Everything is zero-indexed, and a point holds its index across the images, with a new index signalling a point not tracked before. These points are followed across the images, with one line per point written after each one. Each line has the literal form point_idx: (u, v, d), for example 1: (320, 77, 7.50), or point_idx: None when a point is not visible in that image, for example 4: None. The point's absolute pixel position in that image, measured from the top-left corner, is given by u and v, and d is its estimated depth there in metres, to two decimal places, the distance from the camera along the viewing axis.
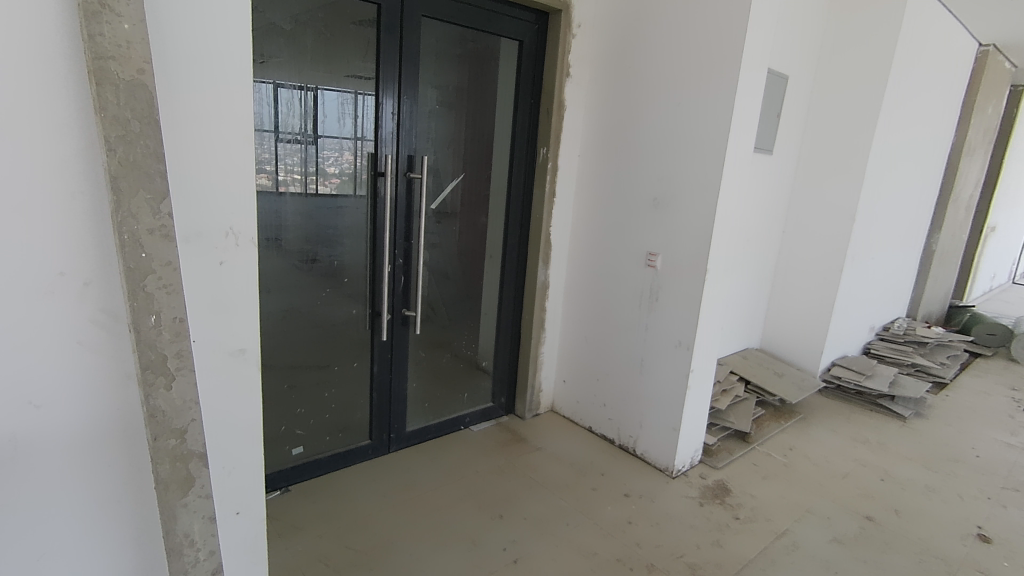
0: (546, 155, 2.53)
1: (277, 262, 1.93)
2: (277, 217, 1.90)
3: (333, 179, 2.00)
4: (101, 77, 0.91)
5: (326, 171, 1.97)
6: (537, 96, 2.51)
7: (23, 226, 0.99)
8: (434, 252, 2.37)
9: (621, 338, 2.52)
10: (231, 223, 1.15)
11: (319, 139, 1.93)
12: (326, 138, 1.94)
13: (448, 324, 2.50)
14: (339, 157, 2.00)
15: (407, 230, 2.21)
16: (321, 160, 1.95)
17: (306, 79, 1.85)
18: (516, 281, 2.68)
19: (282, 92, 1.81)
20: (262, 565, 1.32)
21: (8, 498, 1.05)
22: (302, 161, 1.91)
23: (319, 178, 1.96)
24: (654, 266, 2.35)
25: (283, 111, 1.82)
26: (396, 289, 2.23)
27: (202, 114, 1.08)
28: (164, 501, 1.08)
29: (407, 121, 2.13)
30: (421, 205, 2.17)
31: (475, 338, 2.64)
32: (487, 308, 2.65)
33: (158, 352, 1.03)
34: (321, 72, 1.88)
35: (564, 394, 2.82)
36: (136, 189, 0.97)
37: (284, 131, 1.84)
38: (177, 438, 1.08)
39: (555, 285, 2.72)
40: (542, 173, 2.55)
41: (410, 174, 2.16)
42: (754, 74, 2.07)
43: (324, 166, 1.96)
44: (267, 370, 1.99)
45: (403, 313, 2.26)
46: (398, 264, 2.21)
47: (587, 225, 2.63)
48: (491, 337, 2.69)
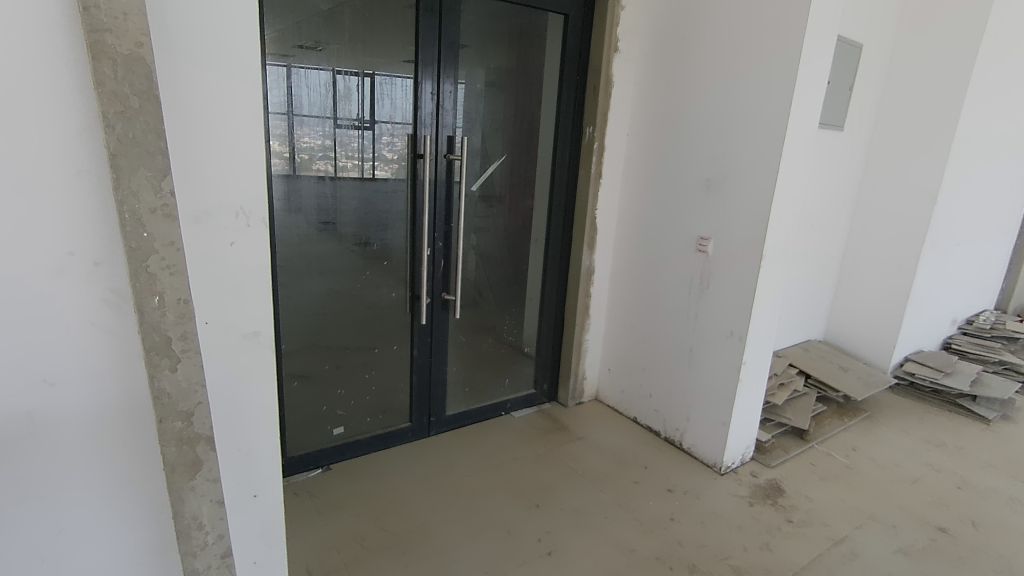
0: (592, 135, 2.42)
1: (334, 247, 1.97)
2: (332, 201, 1.93)
3: (394, 164, 2.04)
4: (99, 51, 0.93)
5: (384, 156, 2.01)
6: (583, 73, 2.40)
7: (31, 207, 1.02)
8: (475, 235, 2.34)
9: (669, 327, 2.40)
10: (241, 203, 1.14)
11: (376, 124, 1.96)
12: (384, 124, 1.98)
13: (490, 309, 2.46)
14: (378, 139, 1.98)
15: (448, 212, 2.18)
16: (379, 145, 1.99)
17: (362, 65, 1.88)
18: (560, 265, 2.60)
19: (341, 79, 1.85)
20: (278, 547, 1.34)
21: (27, 469, 1.11)
22: (360, 147, 1.95)
23: (377, 163, 2.00)
24: (705, 251, 2.21)
25: (321, 93, 1.82)
26: (436, 273, 2.20)
27: (206, 90, 1.06)
28: (173, 482, 1.14)
29: (448, 101, 2.08)
30: (460, 186, 2.12)
31: (517, 323, 2.59)
32: (529, 293, 2.59)
33: (161, 334, 1.07)
34: (372, 57, 1.89)
35: (609, 382, 2.74)
36: (136, 166, 0.99)
37: (341, 118, 1.88)
38: (184, 420, 1.13)
39: (600, 270, 2.63)
40: (588, 153, 2.44)
41: (449, 156, 2.11)
42: (822, 39, 1.88)
43: (383, 151, 2.00)
44: (309, 351, 2.02)
45: (443, 297, 2.23)
46: (437, 248, 2.18)
47: (635, 209, 2.52)
48: (534, 323, 2.64)
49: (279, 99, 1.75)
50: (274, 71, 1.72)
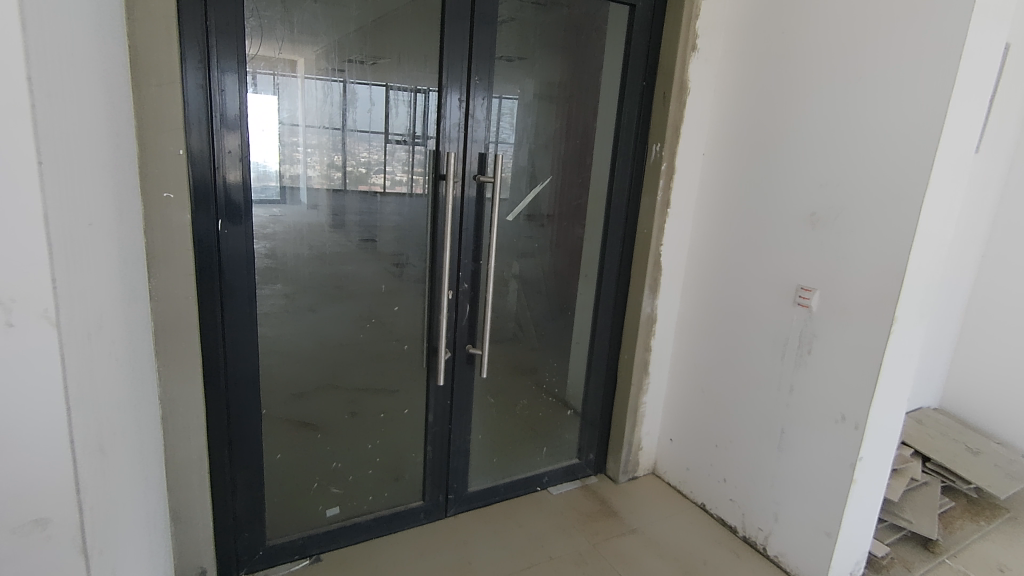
0: (659, 153, 1.95)
1: (370, 268, 1.62)
2: (371, 216, 1.58)
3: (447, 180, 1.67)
4: None
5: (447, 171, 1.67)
6: (650, 77, 1.95)
7: None
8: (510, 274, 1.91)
9: (753, 398, 1.88)
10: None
11: (436, 139, 1.64)
12: (449, 140, 1.65)
13: (525, 363, 2.02)
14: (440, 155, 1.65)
15: (477, 246, 1.75)
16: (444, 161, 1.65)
17: (421, 79, 1.58)
18: (615, 311, 2.13)
19: (393, 93, 1.54)
20: None
21: None
22: (414, 161, 1.61)
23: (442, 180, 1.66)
24: (807, 306, 1.69)
25: (321, 98, 1.45)
26: (460, 321, 1.78)
27: None
28: None
29: (480, 110, 1.67)
30: (492, 217, 1.69)
31: (559, 379, 2.13)
32: (574, 343, 2.13)
33: None
34: (393, 53, 1.52)
35: (671, 455, 2.23)
36: None
37: (392, 131, 1.56)
38: None
39: (664, 319, 2.14)
40: (653, 176, 1.98)
41: (480, 178, 1.69)
42: (993, 22, 1.36)
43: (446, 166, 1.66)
44: (296, 416, 1.62)
45: (468, 350, 1.80)
46: (462, 291, 1.76)
47: (710, 245, 2.01)
48: (580, 380, 2.17)
49: (264, 104, 1.38)
50: (258, 69, 1.36)
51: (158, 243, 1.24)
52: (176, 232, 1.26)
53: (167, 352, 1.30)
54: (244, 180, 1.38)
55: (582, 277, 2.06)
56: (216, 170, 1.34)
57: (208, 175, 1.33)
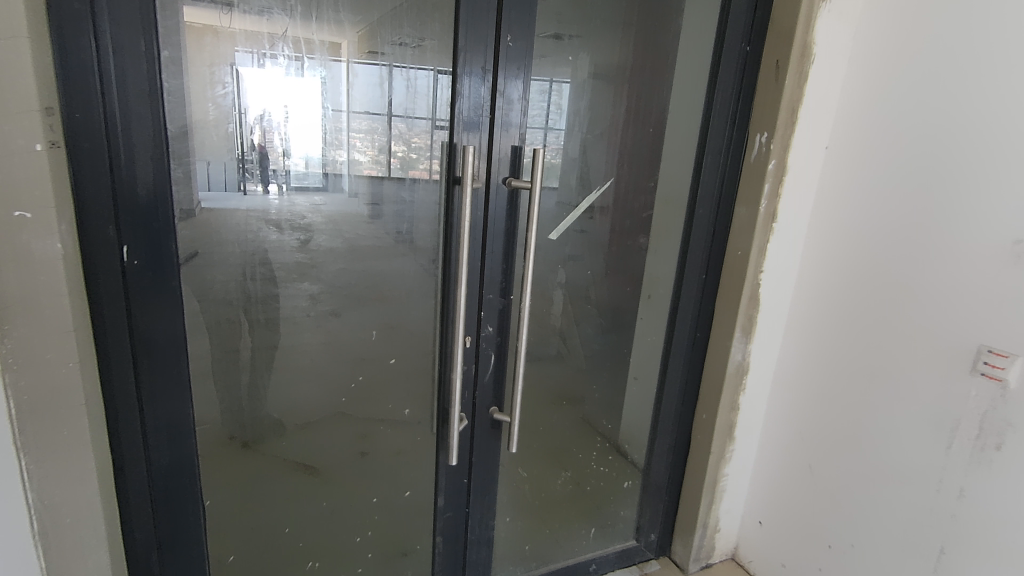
0: (765, 147, 1.40)
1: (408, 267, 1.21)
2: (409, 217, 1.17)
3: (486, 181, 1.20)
4: None
5: (498, 170, 1.20)
6: (755, 41, 1.40)
7: None
8: (551, 308, 1.43)
9: (891, 494, 1.34)
10: None
11: (489, 130, 1.18)
12: (506, 132, 1.19)
13: (568, 421, 1.55)
14: (493, 151, 1.19)
15: (506, 275, 1.27)
16: (494, 158, 1.19)
17: (467, 48, 1.12)
18: (692, 356, 1.61)
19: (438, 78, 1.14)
20: None
21: None
22: (450, 157, 1.17)
23: (490, 181, 1.20)
24: (998, 380, 1.13)
25: (311, 71, 1.03)
26: (482, 378, 1.31)
27: None
28: None
29: (513, 86, 1.17)
30: (528, 237, 1.20)
31: (614, 441, 1.63)
32: (634, 395, 1.63)
33: None
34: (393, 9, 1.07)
35: (761, 543, 1.71)
36: None
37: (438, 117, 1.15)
38: None
39: (757, 369, 1.60)
40: (755, 179, 1.43)
41: (512, 182, 1.19)
42: None
43: (496, 165, 1.20)
44: (256, 501, 1.23)
45: (493, 416, 1.33)
46: (486, 338, 1.28)
47: (830, 275, 1.45)
48: (642, 442, 1.67)
49: (219, 75, 0.97)
50: (170, 26, 0.91)
51: (12, 287, 0.82)
52: (45, 270, 0.84)
53: (42, 445, 0.89)
54: (162, 187, 0.95)
55: (647, 309, 1.55)
56: (117, 174, 0.91)
57: (106, 182, 0.90)
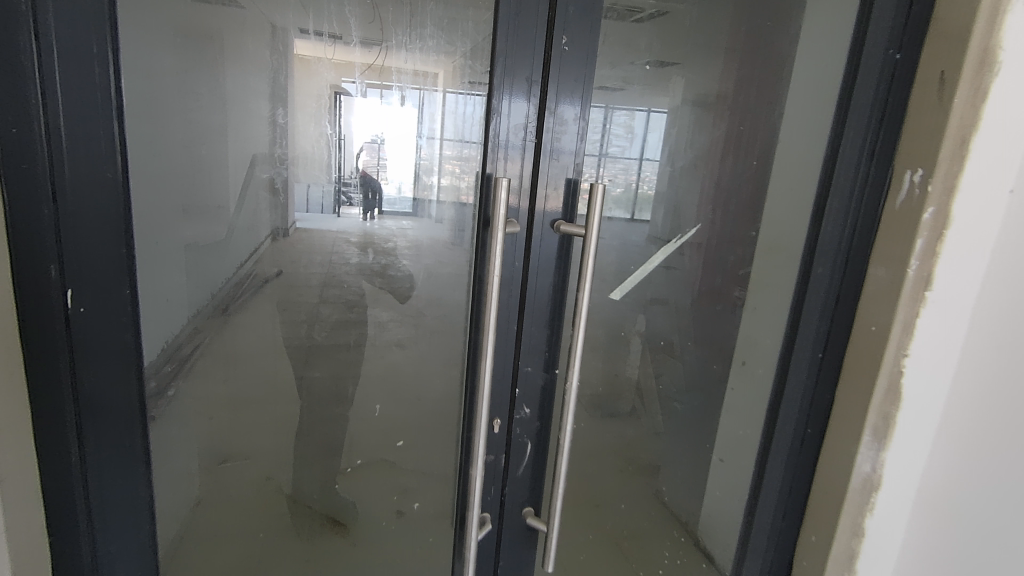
0: (918, 187, 1.00)
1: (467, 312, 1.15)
2: (449, 256, 1.11)
3: (526, 220, 0.96)
4: None
5: (545, 208, 0.96)
6: (905, 49, 1.04)
7: None
8: (624, 372, 1.26)
9: None
10: None
11: (535, 156, 0.96)
12: (555, 161, 0.96)
13: (635, 493, 1.35)
14: (537, 183, 0.95)
15: (551, 344, 1.00)
16: (538, 192, 0.95)
17: (506, 59, 0.92)
18: (799, 453, 1.25)
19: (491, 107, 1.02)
20: None
21: None
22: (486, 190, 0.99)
23: (533, 221, 0.95)
24: None
25: (410, 102, 1.05)
26: (515, 471, 1.03)
27: None
28: None
29: (567, 104, 0.95)
30: (579, 300, 0.91)
31: (688, 523, 1.40)
32: (721, 478, 1.37)
33: None
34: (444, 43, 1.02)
35: None
36: None
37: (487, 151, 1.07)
38: None
39: (892, 488, 1.16)
40: (899, 231, 1.04)
41: (559, 225, 0.94)
42: None
43: (542, 201, 0.96)
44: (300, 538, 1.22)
45: (526, 519, 1.05)
46: (520, 421, 1.01)
47: (1008, 369, 1.04)
48: (730, 537, 1.38)
49: (328, 104, 1.02)
50: (263, 64, 0.98)
51: None
52: None
53: None
54: (114, 214, 0.93)
55: (740, 378, 1.30)
56: (61, 201, 0.89)
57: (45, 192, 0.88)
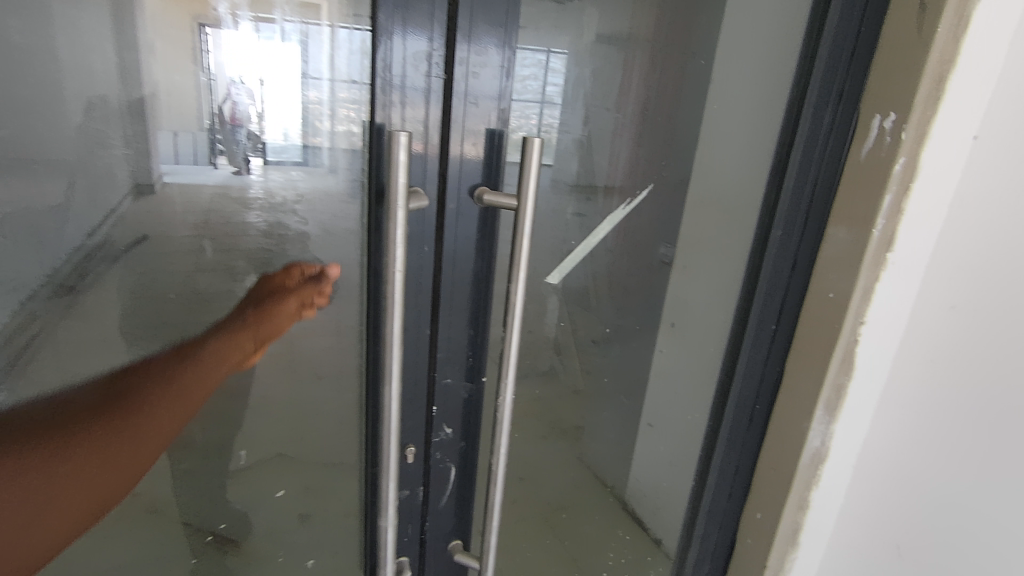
0: (887, 134, 0.88)
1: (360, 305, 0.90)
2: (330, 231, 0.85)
3: (436, 188, 0.71)
4: None
5: (461, 171, 0.72)
6: None
7: None
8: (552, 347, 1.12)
9: None
10: None
11: (442, 100, 0.70)
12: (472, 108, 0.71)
13: (578, 483, 1.23)
14: (450, 137, 0.70)
15: (475, 346, 0.79)
16: (450, 150, 0.71)
17: None
18: (747, 433, 1.14)
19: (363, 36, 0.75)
20: None
21: None
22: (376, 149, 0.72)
23: (446, 189, 0.71)
24: None
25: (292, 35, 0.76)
26: (438, 502, 0.83)
27: None
28: None
29: (486, 25, 0.69)
30: (511, 295, 0.71)
31: (633, 507, 1.32)
32: (665, 458, 1.31)
33: None
34: None
35: None
36: None
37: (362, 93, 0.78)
38: None
39: (839, 460, 1.11)
40: (862, 187, 0.91)
41: (480, 195, 0.71)
42: None
43: (456, 161, 0.71)
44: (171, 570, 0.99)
45: (454, 557, 0.86)
46: (442, 442, 0.80)
47: (969, 335, 0.97)
48: (676, 519, 1.31)
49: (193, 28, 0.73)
50: None
51: None
52: None
53: None
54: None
55: (667, 339, 1.24)
56: None
57: None
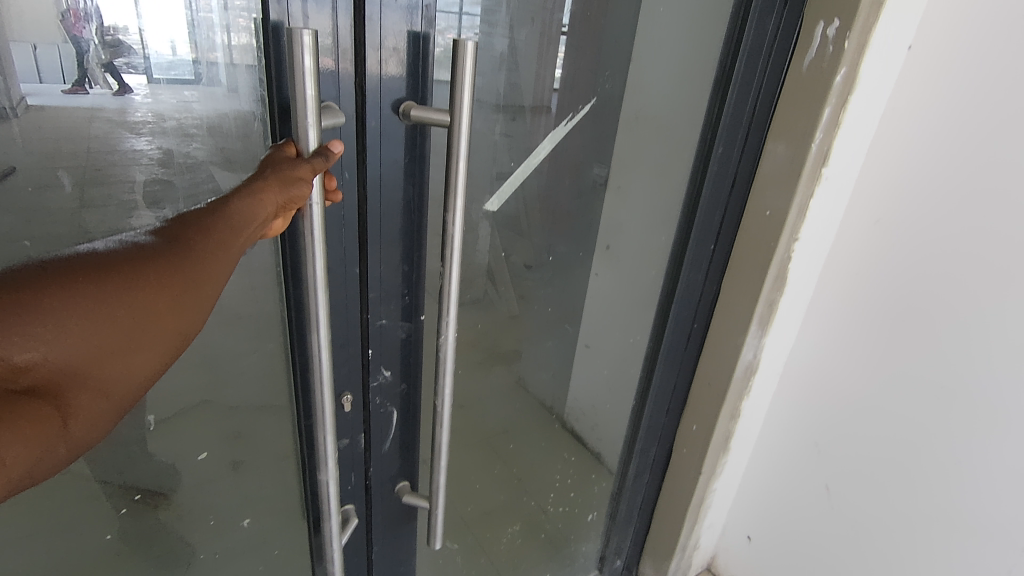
0: (832, 43, 0.84)
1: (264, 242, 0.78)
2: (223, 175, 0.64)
3: (354, 108, 0.61)
4: None
5: (383, 85, 0.62)
6: None
7: None
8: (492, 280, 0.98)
9: (929, 533, 1.06)
10: None
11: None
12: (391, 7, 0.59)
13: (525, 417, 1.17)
14: (367, 44, 0.59)
15: (410, 282, 0.72)
16: (367, 61, 0.60)
17: None
18: (684, 352, 1.16)
19: None
20: None
21: None
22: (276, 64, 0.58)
23: (366, 106, 0.61)
24: None
25: None
26: (381, 445, 0.79)
27: None
28: None
29: None
30: (448, 228, 0.64)
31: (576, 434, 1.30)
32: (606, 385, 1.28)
33: None
34: None
35: (751, 562, 1.41)
36: None
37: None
38: None
39: (766, 368, 1.17)
40: (804, 100, 0.89)
41: (409, 114, 0.62)
42: None
43: (376, 72, 0.61)
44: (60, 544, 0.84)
45: (401, 497, 0.83)
46: (381, 388, 0.75)
47: (890, 244, 1.01)
48: (616, 441, 1.31)
49: None
50: None
51: None
52: None
53: None
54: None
55: (604, 262, 1.17)
56: None
57: None
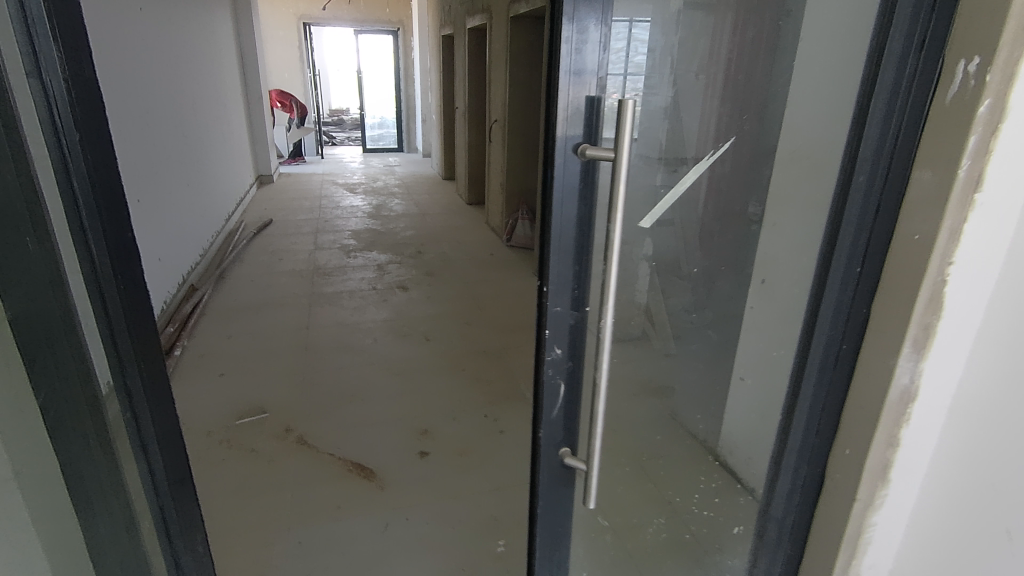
0: (972, 79, 0.91)
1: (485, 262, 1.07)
2: None
3: (554, 164, 0.86)
4: None
5: (572, 144, 0.85)
6: None
7: None
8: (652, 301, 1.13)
9: None
10: None
11: (559, 95, 0.83)
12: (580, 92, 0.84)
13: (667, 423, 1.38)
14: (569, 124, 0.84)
15: (580, 280, 0.94)
16: (562, 131, 0.85)
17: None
18: (836, 373, 1.18)
19: None
20: None
21: None
22: None
23: (558, 162, 0.86)
24: None
25: None
26: (553, 410, 1.00)
27: None
28: None
29: (591, 20, 0.81)
30: (612, 233, 0.83)
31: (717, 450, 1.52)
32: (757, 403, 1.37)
33: None
34: None
35: None
36: None
37: None
38: None
39: (931, 394, 1.11)
40: (946, 131, 0.95)
41: (587, 152, 0.84)
42: None
43: (569, 136, 0.85)
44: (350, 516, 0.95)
45: (566, 460, 1.03)
46: (557, 362, 0.97)
47: None
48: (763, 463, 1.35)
49: None
50: None
51: None
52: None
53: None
54: (56, 91, 0.70)
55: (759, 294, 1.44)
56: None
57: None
